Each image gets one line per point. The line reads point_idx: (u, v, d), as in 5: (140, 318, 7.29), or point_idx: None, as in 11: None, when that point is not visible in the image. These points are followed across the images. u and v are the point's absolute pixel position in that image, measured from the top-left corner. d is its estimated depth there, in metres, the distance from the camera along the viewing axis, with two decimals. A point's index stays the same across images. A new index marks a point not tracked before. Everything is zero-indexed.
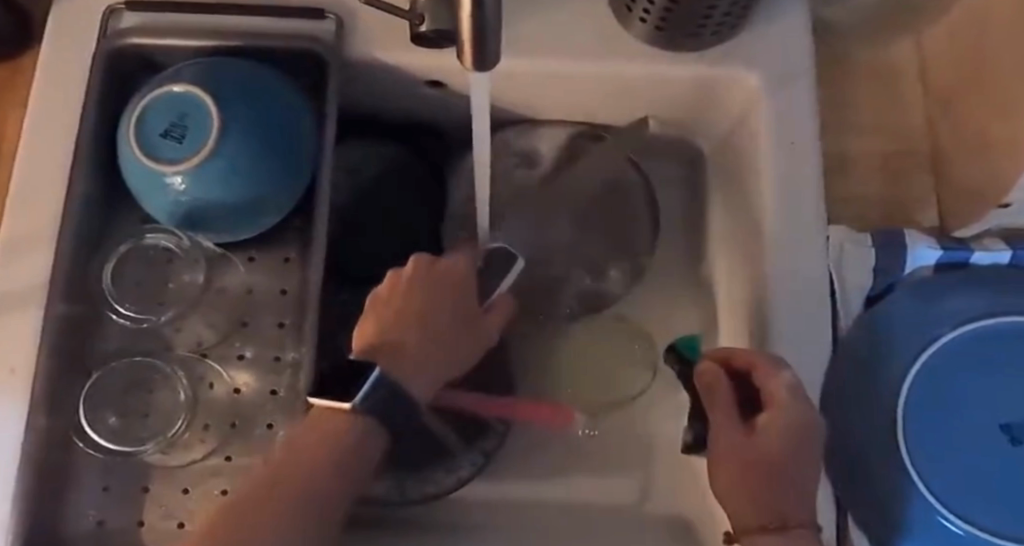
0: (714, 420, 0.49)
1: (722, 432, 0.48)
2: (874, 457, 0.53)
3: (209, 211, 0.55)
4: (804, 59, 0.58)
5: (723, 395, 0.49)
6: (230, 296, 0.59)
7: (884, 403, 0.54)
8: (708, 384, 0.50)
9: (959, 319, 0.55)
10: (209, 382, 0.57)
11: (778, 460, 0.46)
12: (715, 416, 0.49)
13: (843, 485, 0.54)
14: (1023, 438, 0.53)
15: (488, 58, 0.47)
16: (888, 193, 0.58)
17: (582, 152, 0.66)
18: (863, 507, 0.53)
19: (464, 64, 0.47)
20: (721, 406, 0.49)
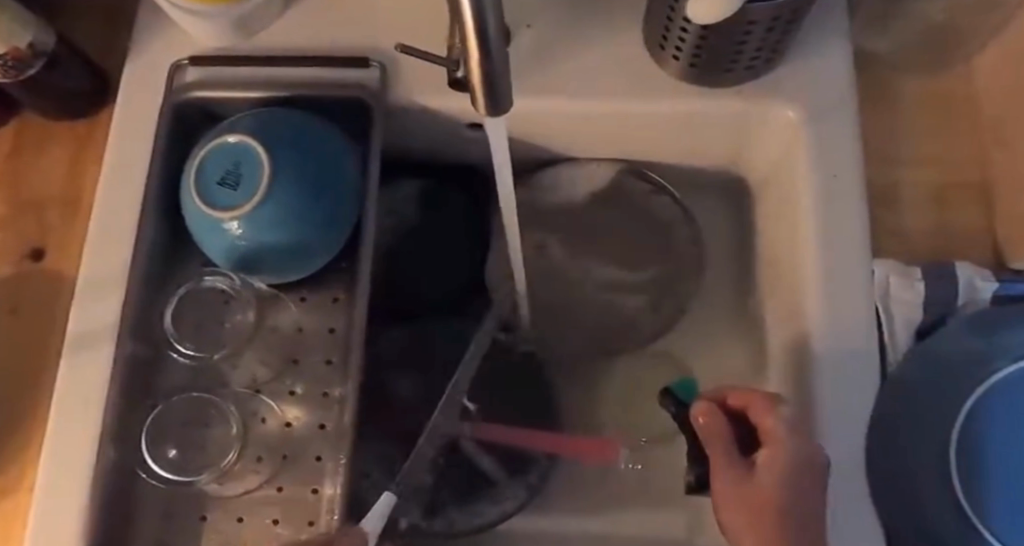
0: (713, 458, 0.49)
1: (722, 468, 0.49)
2: (928, 499, 0.50)
3: (265, 254, 0.58)
4: (842, 90, 0.57)
5: (721, 433, 0.50)
6: (283, 334, 0.62)
7: (939, 443, 0.51)
8: (704, 423, 0.50)
9: (1021, 352, 0.51)
10: (262, 416, 0.61)
11: (782, 492, 0.46)
12: (713, 453, 0.49)
13: (896, 527, 0.51)
14: None
15: (501, 104, 0.42)
16: (936, 226, 0.56)
17: (629, 190, 0.70)
18: None
19: (475, 109, 0.42)
20: (719, 445, 0.49)
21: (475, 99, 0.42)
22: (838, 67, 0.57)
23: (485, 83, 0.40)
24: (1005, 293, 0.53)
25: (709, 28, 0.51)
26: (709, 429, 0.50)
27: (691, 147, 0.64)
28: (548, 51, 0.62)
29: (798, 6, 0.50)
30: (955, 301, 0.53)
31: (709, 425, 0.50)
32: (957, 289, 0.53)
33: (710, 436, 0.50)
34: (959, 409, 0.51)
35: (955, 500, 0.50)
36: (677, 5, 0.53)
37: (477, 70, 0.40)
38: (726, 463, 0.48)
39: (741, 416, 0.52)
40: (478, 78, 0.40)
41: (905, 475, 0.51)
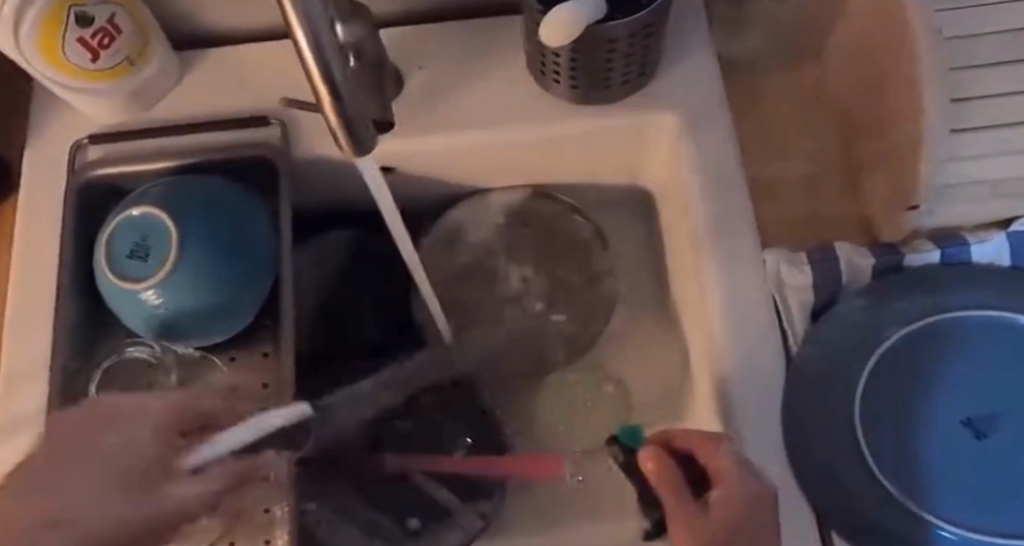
0: (669, 507, 0.45)
1: (680, 516, 0.45)
2: (841, 468, 0.52)
3: (183, 319, 0.59)
4: (715, 96, 0.61)
5: (675, 481, 0.46)
6: (214, 394, 0.63)
7: (842, 413, 0.53)
8: (656, 470, 0.46)
9: (910, 319, 0.55)
10: None
11: (743, 536, 0.44)
12: (667, 500, 0.46)
13: (820, 499, 0.51)
14: (987, 431, 0.52)
15: (364, 144, 0.43)
16: (816, 214, 0.59)
17: (544, 214, 0.72)
18: (846, 521, 0.51)
19: (342, 155, 0.44)
20: (676, 495, 0.46)
21: (340, 143, 0.43)
22: (708, 74, 0.61)
23: (345, 128, 0.42)
24: (884, 264, 0.56)
25: (581, 43, 0.55)
26: (660, 475, 0.46)
27: (587, 165, 0.67)
28: (437, 91, 0.65)
29: (654, 16, 0.54)
30: (841, 279, 0.56)
31: (660, 471, 0.46)
32: (841, 266, 0.56)
33: (664, 483, 0.46)
34: (860, 376, 0.54)
35: (864, 464, 0.52)
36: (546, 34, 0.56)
37: (338, 123, 0.42)
38: (689, 514, 0.45)
39: (685, 456, 0.49)
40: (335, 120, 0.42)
41: (820, 445, 0.52)
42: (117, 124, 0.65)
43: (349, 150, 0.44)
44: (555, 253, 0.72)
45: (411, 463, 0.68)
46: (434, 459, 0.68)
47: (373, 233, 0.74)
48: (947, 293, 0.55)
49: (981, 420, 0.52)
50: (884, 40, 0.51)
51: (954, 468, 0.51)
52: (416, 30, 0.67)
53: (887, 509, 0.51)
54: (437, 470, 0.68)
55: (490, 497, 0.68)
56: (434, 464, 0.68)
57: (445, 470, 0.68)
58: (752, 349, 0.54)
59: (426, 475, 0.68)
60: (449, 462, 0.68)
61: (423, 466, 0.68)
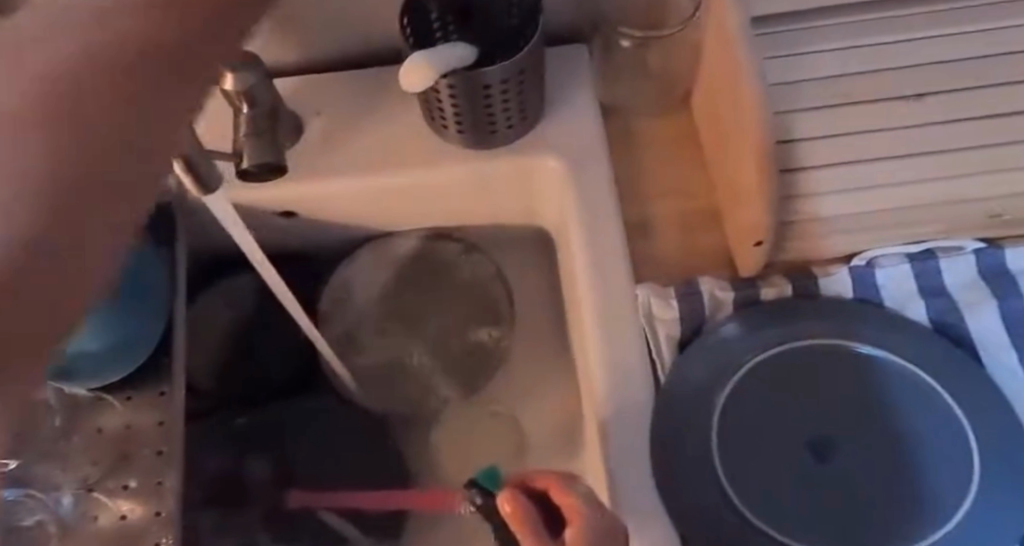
0: (526, 545, 0.48)
1: None
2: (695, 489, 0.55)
3: (78, 358, 0.61)
4: (592, 140, 0.64)
5: (532, 521, 0.48)
6: (108, 434, 0.64)
7: (700, 437, 0.56)
8: (513, 513, 0.49)
9: (764, 346, 0.58)
10: (94, 514, 0.62)
11: None
12: (524, 539, 0.48)
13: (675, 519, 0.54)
14: (829, 451, 0.55)
15: (212, 185, 0.50)
16: (686, 248, 0.62)
17: (441, 253, 0.75)
18: (699, 539, 0.54)
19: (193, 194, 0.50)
20: (535, 534, 0.48)
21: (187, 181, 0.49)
22: (586, 117, 0.64)
23: (188, 169, 0.48)
24: (743, 297, 0.59)
25: (458, 85, 0.57)
26: (517, 515, 0.49)
27: (476, 206, 0.70)
28: (331, 138, 0.67)
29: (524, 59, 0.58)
30: (704, 311, 0.59)
31: (517, 512, 0.48)
32: (703, 299, 0.59)
33: (521, 526, 0.48)
34: (715, 404, 0.57)
35: (713, 486, 0.55)
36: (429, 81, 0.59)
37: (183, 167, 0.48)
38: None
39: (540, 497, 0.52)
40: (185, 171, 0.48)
41: (677, 466, 0.55)
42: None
43: (197, 190, 0.50)
44: (455, 292, 0.75)
45: (316, 497, 0.70)
46: (338, 498, 0.70)
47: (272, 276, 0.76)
48: (803, 320, 0.58)
49: (823, 443, 0.56)
50: (728, 94, 0.54)
51: (799, 487, 0.55)
52: (317, 78, 0.70)
53: (731, 527, 0.54)
54: (339, 507, 0.70)
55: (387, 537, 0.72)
56: (338, 501, 0.70)
57: (348, 508, 0.70)
58: (623, 377, 0.58)
59: (328, 509, 0.70)
60: (353, 502, 0.70)
61: (327, 502, 0.70)
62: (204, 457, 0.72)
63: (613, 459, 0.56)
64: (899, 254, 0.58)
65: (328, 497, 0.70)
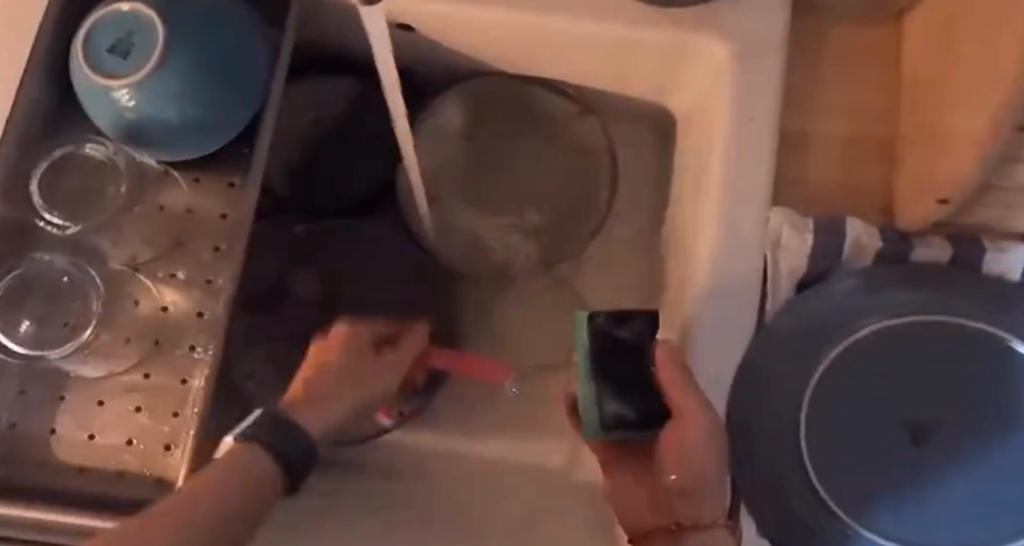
0: (689, 399, 0.49)
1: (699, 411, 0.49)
2: (768, 443, 0.53)
3: (155, 130, 0.55)
4: (776, 32, 0.55)
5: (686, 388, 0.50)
6: (167, 214, 0.60)
7: (790, 393, 0.53)
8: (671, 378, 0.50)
9: (896, 310, 0.53)
10: (135, 300, 0.60)
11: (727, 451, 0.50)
12: (686, 397, 0.49)
13: (738, 465, 0.54)
14: (925, 439, 0.52)
15: None
16: (844, 178, 0.55)
17: (554, 109, 0.69)
18: (754, 492, 0.53)
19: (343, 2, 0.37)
20: (692, 390, 0.49)
21: None
22: (778, 3, 0.55)
23: None
24: (890, 252, 0.54)
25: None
26: (682, 374, 0.50)
27: (613, 70, 0.62)
28: None
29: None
30: (840, 255, 0.54)
31: (680, 371, 0.50)
32: (846, 242, 0.54)
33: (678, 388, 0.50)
34: (819, 363, 0.53)
35: (795, 443, 0.53)
36: None
37: None
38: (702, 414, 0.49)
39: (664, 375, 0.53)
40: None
41: (755, 411, 0.53)
42: None
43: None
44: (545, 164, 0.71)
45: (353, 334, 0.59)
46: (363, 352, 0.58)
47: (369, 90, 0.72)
48: (943, 296, 0.53)
49: (924, 428, 0.52)
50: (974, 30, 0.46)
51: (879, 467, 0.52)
52: None
53: (800, 486, 0.52)
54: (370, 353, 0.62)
55: (395, 421, 0.59)
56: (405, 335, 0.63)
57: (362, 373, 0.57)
58: (720, 306, 0.55)
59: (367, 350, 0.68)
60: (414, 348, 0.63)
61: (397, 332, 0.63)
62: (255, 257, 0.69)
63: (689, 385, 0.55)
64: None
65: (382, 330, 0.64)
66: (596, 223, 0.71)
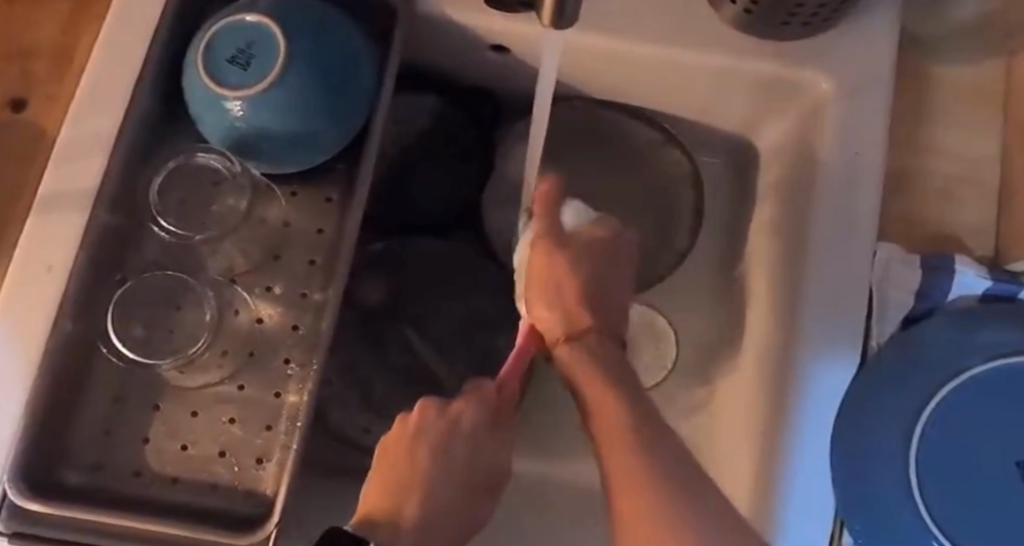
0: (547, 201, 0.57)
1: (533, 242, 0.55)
2: (883, 482, 0.51)
3: (263, 141, 0.55)
4: (882, 70, 0.56)
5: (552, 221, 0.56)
6: (268, 227, 0.59)
7: (899, 432, 0.52)
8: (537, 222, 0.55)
9: (994, 353, 0.53)
10: (235, 309, 0.58)
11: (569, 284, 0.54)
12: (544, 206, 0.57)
13: (846, 504, 0.51)
14: None
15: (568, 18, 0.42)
16: (946, 219, 0.56)
17: (637, 135, 0.68)
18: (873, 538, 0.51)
19: (541, 23, 0.42)
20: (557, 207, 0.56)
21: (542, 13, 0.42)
22: (883, 43, 0.57)
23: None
24: (996, 292, 0.54)
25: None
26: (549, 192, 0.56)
27: (709, 100, 0.63)
28: None
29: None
30: (946, 293, 0.54)
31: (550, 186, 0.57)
32: (955, 280, 0.54)
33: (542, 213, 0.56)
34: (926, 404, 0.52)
35: (903, 475, 0.52)
36: None
37: None
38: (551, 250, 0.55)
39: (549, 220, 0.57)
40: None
41: (866, 449, 0.52)
42: None
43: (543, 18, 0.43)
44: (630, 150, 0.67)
45: (470, 402, 0.52)
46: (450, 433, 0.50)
47: (461, 108, 0.69)
48: None
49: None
50: None
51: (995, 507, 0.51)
52: None
53: (915, 526, 0.51)
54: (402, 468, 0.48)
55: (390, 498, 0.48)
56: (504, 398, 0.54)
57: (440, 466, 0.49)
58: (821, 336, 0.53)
59: (441, 361, 0.65)
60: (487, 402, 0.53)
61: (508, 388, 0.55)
62: (356, 277, 0.66)
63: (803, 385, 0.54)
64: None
65: (422, 444, 0.49)
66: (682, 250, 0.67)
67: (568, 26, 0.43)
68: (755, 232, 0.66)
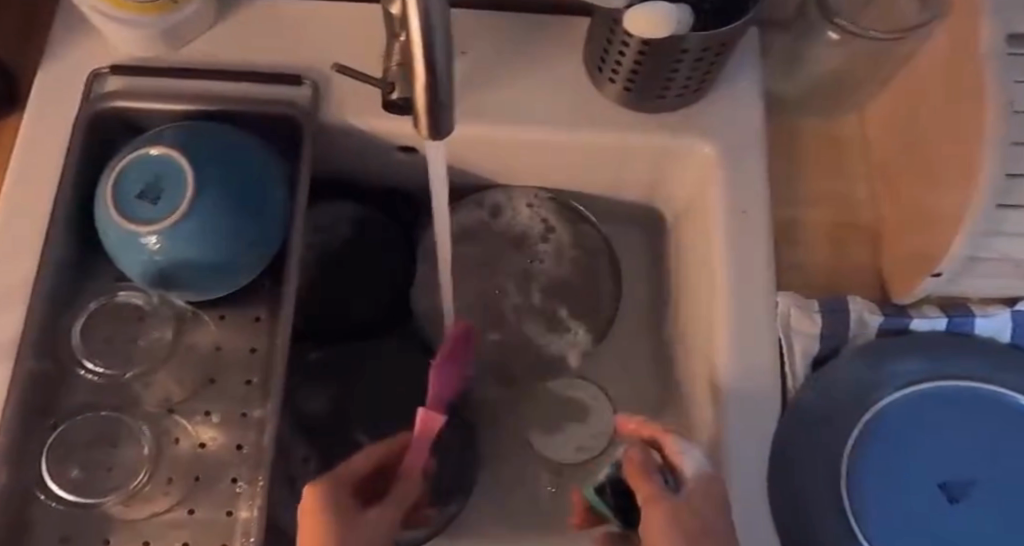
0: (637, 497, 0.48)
1: (650, 500, 0.47)
2: (821, 516, 0.53)
3: (183, 270, 0.56)
4: (755, 130, 0.61)
5: (652, 474, 0.48)
6: (200, 353, 0.61)
7: (829, 467, 0.54)
8: (630, 471, 0.48)
9: (904, 383, 0.56)
10: (175, 436, 0.59)
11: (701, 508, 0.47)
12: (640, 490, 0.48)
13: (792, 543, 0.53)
14: (960, 495, 0.54)
15: (443, 127, 0.39)
16: (837, 263, 0.60)
17: (555, 216, 0.71)
18: None
19: (417, 132, 0.39)
20: (651, 480, 0.48)
21: (418, 122, 0.39)
22: (752, 105, 0.61)
23: (428, 104, 0.38)
24: (890, 326, 0.56)
25: (650, 43, 0.53)
26: (634, 469, 0.48)
27: (609, 176, 0.66)
28: (481, 82, 0.63)
29: (732, 35, 0.53)
30: (848, 330, 0.56)
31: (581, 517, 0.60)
32: (850, 319, 0.56)
33: (639, 482, 0.48)
34: (846, 438, 0.55)
35: (839, 512, 0.54)
36: (616, 30, 0.55)
37: (423, 94, 0.38)
38: (659, 503, 0.47)
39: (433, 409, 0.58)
40: (422, 99, 0.38)
41: (803, 493, 0.54)
42: (116, 95, 0.59)
43: (424, 133, 0.40)
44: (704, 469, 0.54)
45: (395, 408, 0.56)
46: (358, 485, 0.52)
47: (376, 209, 0.72)
48: (944, 364, 0.56)
49: (957, 486, 0.54)
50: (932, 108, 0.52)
51: (926, 530, 0.53)
52: (468, 15, 0.66)
53: None
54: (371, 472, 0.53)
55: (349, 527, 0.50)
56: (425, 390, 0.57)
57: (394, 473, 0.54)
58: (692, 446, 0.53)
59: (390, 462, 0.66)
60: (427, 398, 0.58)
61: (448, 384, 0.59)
62: (296, 390, 0.67)
63: (726, 432, 0.53)
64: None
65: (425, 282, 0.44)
66: (610, 317, 0.70)
67: (450, 132, 0.40)
68: (672, 294, 0.68)
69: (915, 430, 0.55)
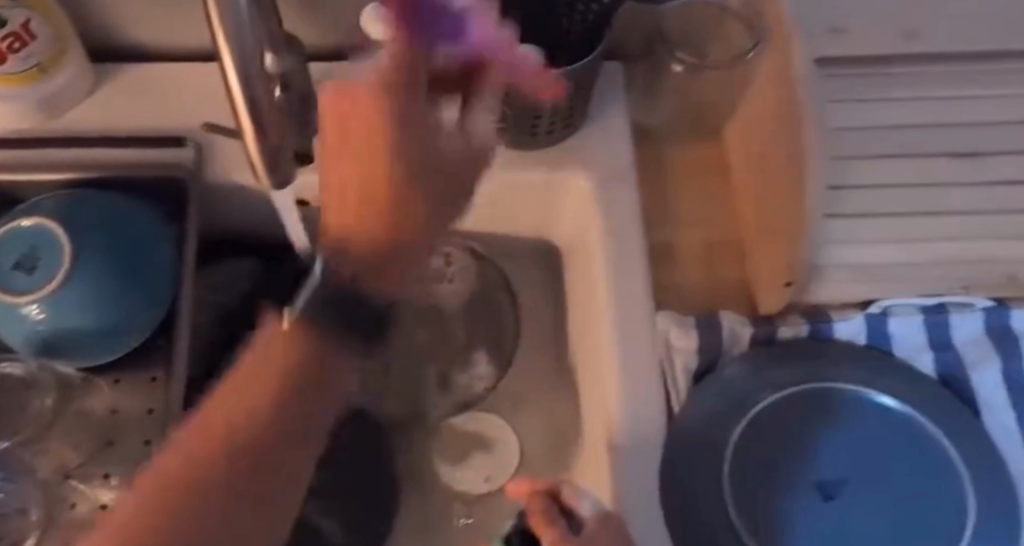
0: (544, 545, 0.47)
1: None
2: (704, 515, 0.53)
3: (68, 337, 0.57)
4: (625, 158, 0.63)
5: (557, 522, 0.47)
6: (94, 417, 0.61)
7: (712, 466, 0.55)
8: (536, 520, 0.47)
9: (783, 386, 0.57)
10: (71, 502, 0.59)
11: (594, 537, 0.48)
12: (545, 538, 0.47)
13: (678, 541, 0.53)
14: (836, 493, 0.55)
15: (281, 175, 0.46)
16: (711, 280, 0.62)
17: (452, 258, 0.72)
18: None
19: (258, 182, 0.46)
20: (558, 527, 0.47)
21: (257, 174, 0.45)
22: (620, 135, 0.64)
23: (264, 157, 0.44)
24: (761, 335, 0.58)
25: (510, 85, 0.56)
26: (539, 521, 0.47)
27: (496, 214, 0.69)
28: None
29: (581, 73, 0.58)
30: (721, 344, 0.58)
31: None
32: (723, 334, 0.58)
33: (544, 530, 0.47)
34: (729, 438, 0.55)
35: (721, 511, 0.54)
36: None
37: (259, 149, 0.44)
38: None
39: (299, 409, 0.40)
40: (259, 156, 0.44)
41: (685, 492, 0.54)
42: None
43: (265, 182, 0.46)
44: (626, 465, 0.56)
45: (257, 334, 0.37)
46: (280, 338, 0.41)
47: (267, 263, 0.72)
48: (819, 368, 0.57)
49: (833, 484, 0.55)
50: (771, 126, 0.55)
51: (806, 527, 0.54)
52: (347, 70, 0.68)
53: None
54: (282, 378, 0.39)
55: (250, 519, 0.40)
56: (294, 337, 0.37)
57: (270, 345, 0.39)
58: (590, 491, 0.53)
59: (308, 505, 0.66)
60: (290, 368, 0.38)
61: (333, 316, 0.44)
62: None
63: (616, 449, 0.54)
64: (913, 305, 0.57)
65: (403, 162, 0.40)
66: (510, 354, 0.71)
67: (293, 181, 0.48)
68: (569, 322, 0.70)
69: (794, 431, 0.56)
